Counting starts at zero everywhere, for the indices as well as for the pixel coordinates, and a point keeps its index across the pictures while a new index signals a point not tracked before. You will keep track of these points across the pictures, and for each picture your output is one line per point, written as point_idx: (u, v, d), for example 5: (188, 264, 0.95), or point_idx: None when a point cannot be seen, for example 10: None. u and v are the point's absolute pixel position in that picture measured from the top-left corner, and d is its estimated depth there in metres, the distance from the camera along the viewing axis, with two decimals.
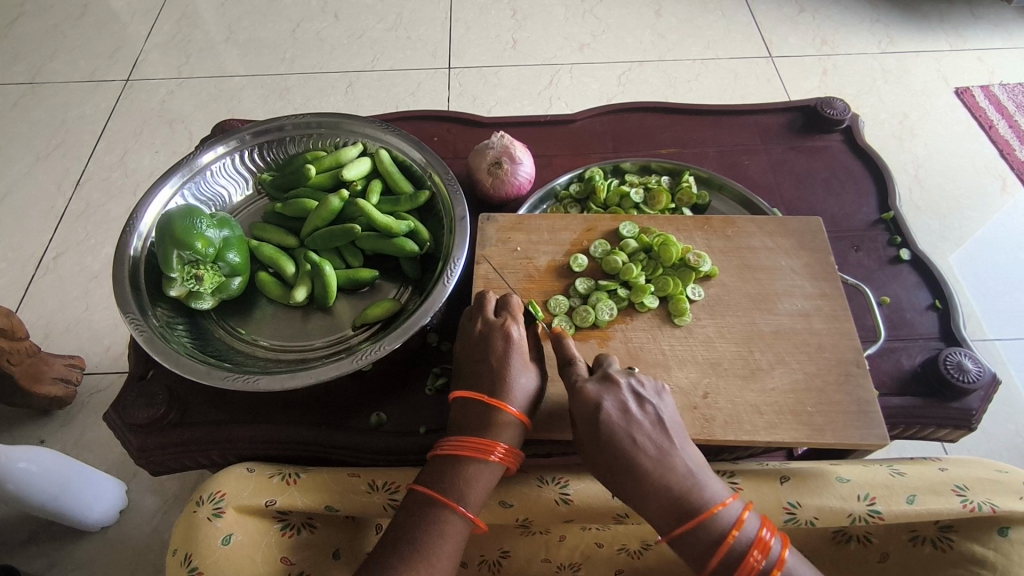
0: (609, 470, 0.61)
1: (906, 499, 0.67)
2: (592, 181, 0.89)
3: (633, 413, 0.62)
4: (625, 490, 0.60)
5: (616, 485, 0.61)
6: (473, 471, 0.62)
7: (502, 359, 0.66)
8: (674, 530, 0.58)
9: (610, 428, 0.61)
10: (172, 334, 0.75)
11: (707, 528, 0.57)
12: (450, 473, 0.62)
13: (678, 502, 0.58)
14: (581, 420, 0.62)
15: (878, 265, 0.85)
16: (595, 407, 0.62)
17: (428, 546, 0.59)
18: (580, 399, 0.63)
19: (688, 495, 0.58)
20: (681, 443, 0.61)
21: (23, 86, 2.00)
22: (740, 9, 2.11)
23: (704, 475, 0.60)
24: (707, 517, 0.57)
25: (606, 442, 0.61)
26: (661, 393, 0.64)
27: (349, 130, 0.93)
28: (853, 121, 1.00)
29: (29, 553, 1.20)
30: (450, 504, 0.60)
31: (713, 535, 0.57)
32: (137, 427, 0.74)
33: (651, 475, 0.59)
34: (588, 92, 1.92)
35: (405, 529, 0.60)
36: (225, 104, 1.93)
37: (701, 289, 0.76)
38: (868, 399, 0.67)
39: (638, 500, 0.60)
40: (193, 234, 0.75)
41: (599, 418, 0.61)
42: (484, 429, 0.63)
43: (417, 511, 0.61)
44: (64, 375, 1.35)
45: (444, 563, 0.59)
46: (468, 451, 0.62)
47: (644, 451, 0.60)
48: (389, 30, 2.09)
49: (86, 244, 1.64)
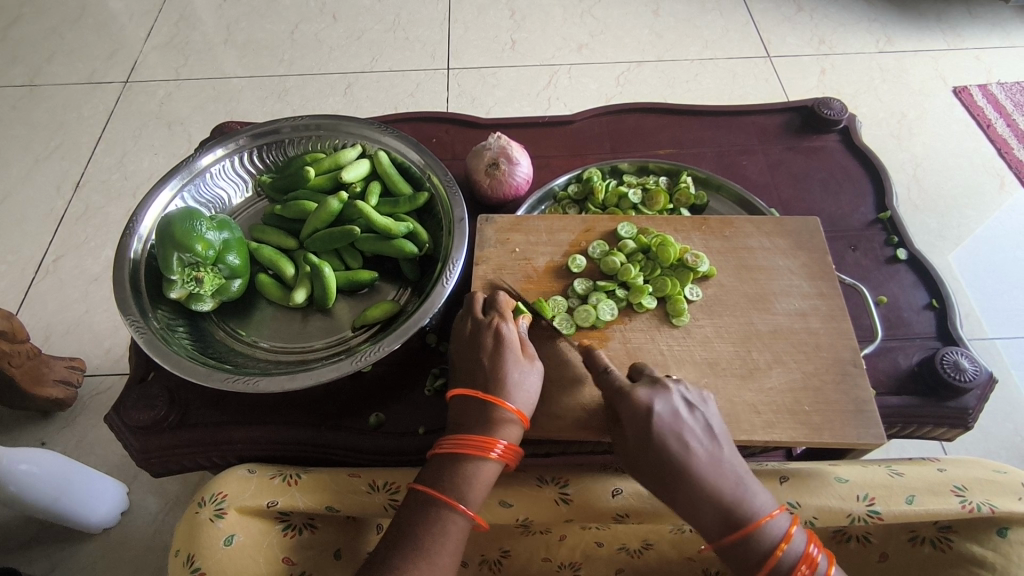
0: (663, 476, 0.60)
1: (906, 499, 0.67)
2: (590, 182, 0.89)
3: (686, 417, 0.62)
4: (678, 497, 0.60)
5: (667, 492, 0.60)
6: (473, 469, 0.62)
7: (494, 356, 0.66)
8: (727, 536, 0.58)
9: (663, 434, 0.60)
10: (172, 336, 0.76)
11: (757, 536, 0.57)
12: (449, 471, 0.62)
13: (732, 508, 0.58)
14: (633, 425, 0.62)
15: (875, 264, 0.86)
16: (647, 411, 0.61)
17: (429, 545, 0.59)
18: (632, 403, 0.62)
19: (741, 501, 0.59)
20: (730, 450, 0.62)
21: (23, 88, 2.00)
22: (738, 9, 2.12)
23: (751, 483, 0.60)
24: (760, 524, 0.58)
25: (660, 446, 0.60)
26: (706, 400, 0.64)
27: (348, 132, 0.93)
28: (850, 122, 1.01)
29: (30, 556, 1.20)
30: (450, 502, 0.60)
31: (763, 547, 0.58)
32: (139, 428, 0.75)
33: (706, 479, 0.59)
34: (587, 93, 1.93)
35: (406, 528, 0.60)
36: (224, 106, 1.93)
37: (699, 289, 0.76)
38: (865, 398, 0.68)
39: (690, 507, 0.59)
40: (193, 236, 0.76)
41: (653, 423, 0.61)
42: (482, 426, 0.63)
43: (418, 510, 0.61)
44: (65, 377, 1.36)
45: (446, 561, 0.59)
46: (468, 449, 0.62)
47: (699, 455, 0.60)
48: (388, 31, 2.10)
49: (86, 246, 1.65)
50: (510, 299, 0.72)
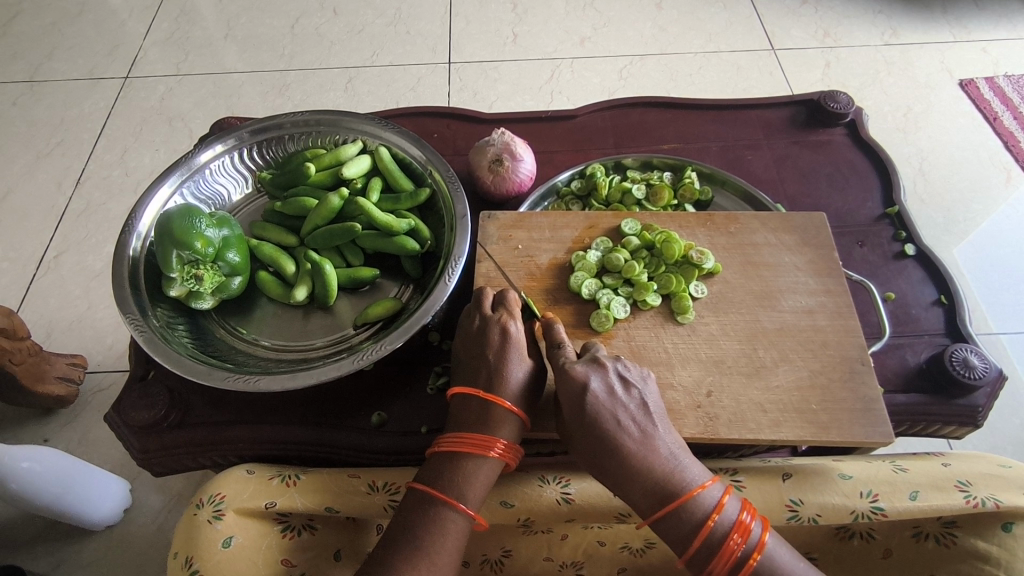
0: (595, 452, 0.61)
1: (910, 496, 0.66)
2: (594, 178, 0.88)
3: (620, 395, 0.62)
4: (612, 469, 0.60)
5: (599, 468, 0.61)
6: (472, 468, 0.61)
7: (502, 354, 0.66)
8: (657, 511, 0.58)
9: (596, 405, 0.61)
10: (172, 335, 0.75)
11: (687, 511, 0.57)
12: (448, 470, 0.62)
13: (660, 485, 0.58)
14: (568, 400, 0.63)
15: (883, 260, 0.85)
16: (581, 388, 0.62)
17: (430, 545, 0.58)
18: (567, 380, 0.63)
19: (668, 476, 0.59)
20: (665, 428, 0.62)
21: (23, 84, 1.99)
22: (742, 2, 2.10)
23: (683, 459, 0.60)
24: (687, 500, 0.57)
25: (589, 423, 0.61)
26: (645, 378, 0.65)
27: (349, 127, 0.92)
28: (858, 115, 0.99)
29: (33, 552, 1.20)
30: (451, 501, 0.60)
31: (697, 515, 0.57)
32: (138, 427, 0.74)
33: (634, 455, 0.59)
34: (590, 87, 1.91)
35: (406, 528, 0.60)
36: (224, 101, 1.92)
37: (704, 286, 0.75)
38: (873, 396, 0.67)
39: (620, 482, 0.60)
40: (192, 234, 0.75)
41: (586, 398, 0.62)
42: (482, 424, 0.63)
43: (418, 509, 0.60)
44: (67, 375, 1.36)
45: (447, 561, 0.59)
46: (468, 447, 0.62)
47: (629, 431, 0.61)
48: (389, 26, 2.08)
49: (88, 243, 1.64)
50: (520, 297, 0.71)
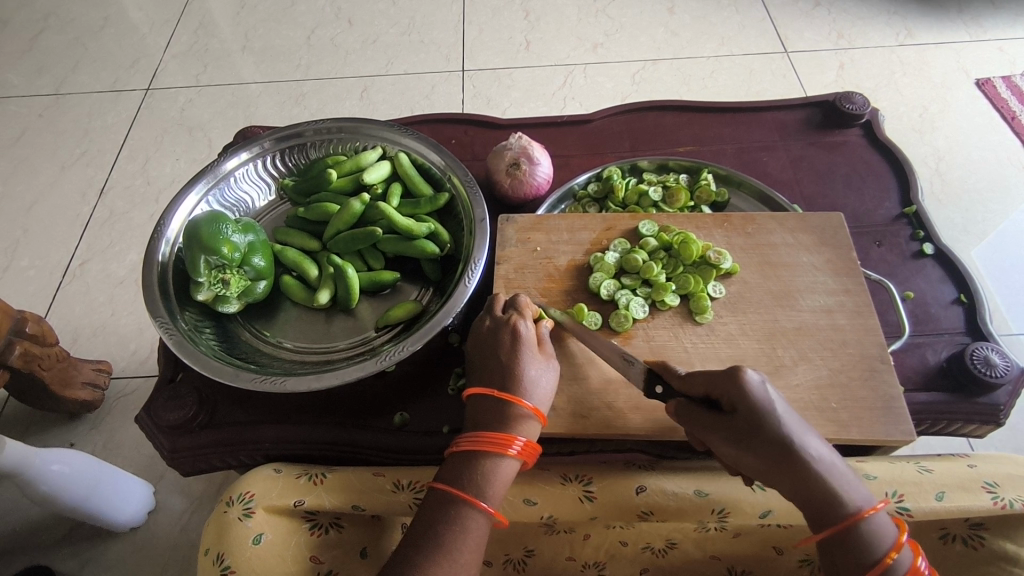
0: (780, 456, 0.56)
1: (936, 496, 0.66)
2: (610, 181, 0.89)
3: (786, 403, 0.59)
4: (797, 479, 0.56)
5: (787, 474, 0.56)
6: (490, 466, 0.62)
7: (513, 354, 0.67)
8: (840, 526, 0.54)
9: (777, 410, 0.57)
10: (200, 337, 0.77)
11: (873, 526, 0.54)
12: (467, 469, 0.62)
13: (840, 503, 0.55)
14: (746, 402, 0.57)
15: (900, 260, 0.84)
16: (759, 390, 0.58)
17: (451, 544, 0.59)
18: (743, 386, 0.58)
19: (844, 490, 0.56)
20: (822, 439, 0.59)
21: (48, 97, 2.04)
22: (754, 5, 2.10)
23: (848, 473, 0.57)
24: (872, 519, 0.54)
25: (769, 429, 0.56)
26: (784, 393, 0.63)
27: (369, 134, 0.94)
28: (873, 116, 0.99)
29: (62, 553, 1.23)
30: (471, 499, 0.61)
31: (879, 543, 0.54)
32: (168, 428, 0.76)
33: (813, 462, 0.56)
34: (603, 92, 1.93)
35: (426, 526, 0.61)
36: (243, 111, 1.96)
37: (722, 286, 0.76)
38: (893, 395, 0.67)
39: (802, 490, 0.56)
40: (219, 239, 0.77)
41: (771, 401, 0.57)
42: (500, 423, 0.64)
43: (439, 508, 0.61)
44: (93, 380, 1.39)
45: (468, 559, 0.59)
46: (486, 446, 0.62)
47: (811, 440, 0.57)
48: (403, 35, 2.11)
49: (112, 251, 1.68)
50: (530, 302, 0.72)
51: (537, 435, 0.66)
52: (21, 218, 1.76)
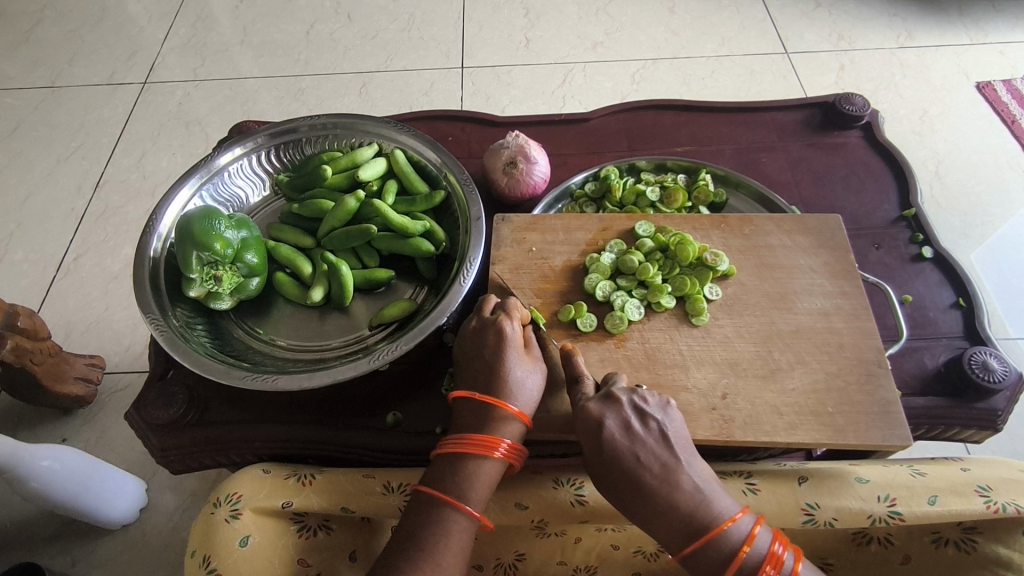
0: (617, 489, 0.61)
1: (928, 500, 0.65)
2: (608, 180, 0.89)
3: (636, 429, 0.62)
4: (638, 509, 0.60)
5: (625, 505, 0.61)
6: (473, 468, 0.62)
7: (499, 355, 0.66)
8: (685, 549, 0.58)
9: (616, 445, 0.61)
10: (191, 334, 0.76)
11: (716, 547, 0.57)
12: (451, 472, 0.62)
13: (686, 522, 0.59)
14: (585, 438, 0.63)
15: (899, 263, 0.84)
16: (598, 425, 0.62)
17: (434, 547, 0.59)
18: (585, 416, 0.63)
19: (692, 507, 0.59)
20: (687, 458, 0.61)
21: (44, 90, 2.03)
22: (756, 5, 2.10)
23: (709, 494, 0.60)
24: (715, 537, 0.57)
25: (606, 457, 0.61)
26: (666, 407, 0.64)
27: (365, 130, 0.93)
28: (874, 117, 0.98)
29: (52, 550, 1.23)
30: (454, 501, 0.60)
31: (726, 553, 0.57)
32: (157, 425, 0.75)
33: (654, 491, 0.60)
34: (602, 91, 1.92)
35: (409, 529, 0.60)
36: (240, 106, 1.95)
37: (719, 288, 0.75)
38: (890, 399, 0.66)
39: (643, 517, 0.60)
40: (212, 235, 0.76)
41: (603, 436, 0.62)
42: (485, 426, 0.63)
43: (423, 511, 0.61)
44: (85, 375, 1.39)
45: (452, 562, 0.59)
46: (470, 448, 0.62)
47: (653, 467, 0.60)
48: (402, 31, 2.10)
49: (106, 245, 1.67)
50: (518, 303, 0.71)
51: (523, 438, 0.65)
52: (15, 211, 1.75)
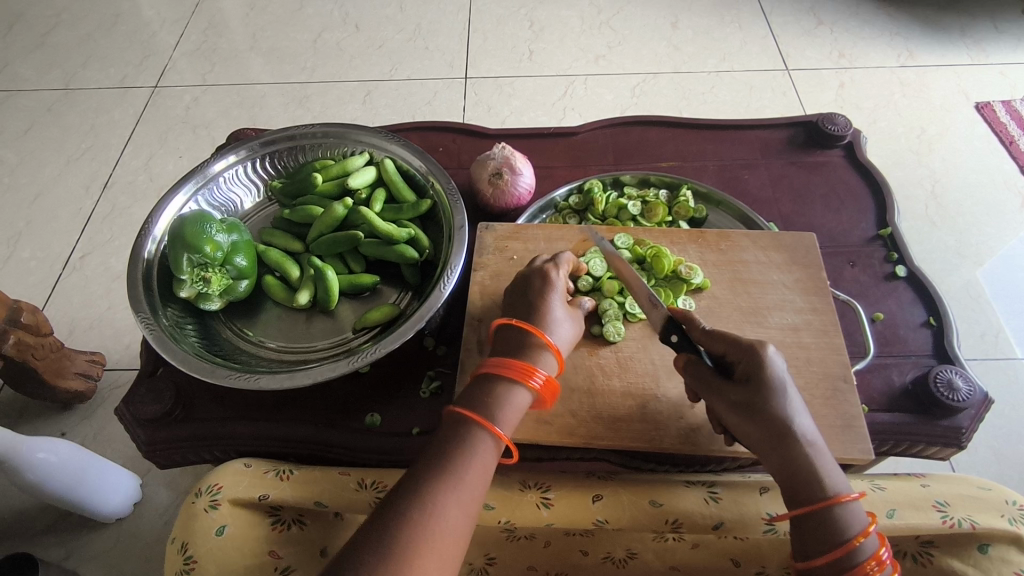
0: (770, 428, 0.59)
1: (888, 513, 0.67)
2: (591, 194, 0.91)
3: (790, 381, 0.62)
4: (787, 452, 0.59)
5: (777, 445, 0.59)
6: (508, 392, 0.61)
7: (551, 297, 0.70)
8: (810, 505, 0.57)
9: (783, 391, 0.60)
10: (181, 334, 0.79)
11: (840, 511, 0.57)
12: (485, 393, 0.62)
13: (802, 488, 0.58)
14: (754, 373, 0.61)
15: (873, 281, 0.85)
16: (769, 365, 0.61)
17: (460, 459, 0.56)
18: (762, 362, 0.61)
19: (819, 475, 0.58)
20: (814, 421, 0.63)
21: (58, 92, 2.08)
22: (758, 22, 2.12)
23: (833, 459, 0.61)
24: (845, 499, 0.57)
25: (768, 401, 0.60)
26: None
27: (356, 140, 0.95)
28: (856, 137, 0.99)
29: (47, 541, 1.26)
30: (484, 422, 0.59)
31: (845, 528, 0.56)
32: (145, 421, 0.77)
33: (807, 441, 0.59)
34: (603, 103, 1.95)
35: (441, 450, 0.58)
36: (247, 111, 1.99)
37: (693, 300, 0.77)
38: (854, 413, 0.68)
39: (788, 462, 0.59)
40: (203, 238, 0.79)
41: (776, 376, 0.60)
42: (526, 355, 0.64)
43: (455, 428, 0.59)
44: (85, 371, 1.42)
45: (474, 483, 0.56)
46: (509, 369, 0.62)
47: (805, 417, 0.60)
48: (409, 40, 2.14)
49: (112, 245, 1.71)
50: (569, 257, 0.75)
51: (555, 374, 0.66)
52: (25, 209, 1.79)
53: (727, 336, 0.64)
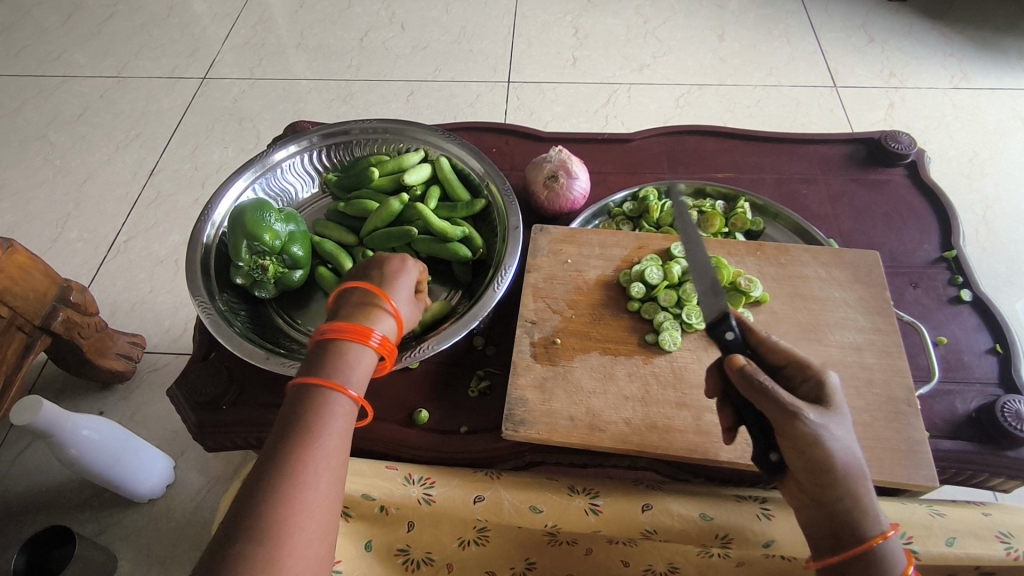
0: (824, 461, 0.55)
1: (946, 542, 0.66)
2: (647, 201, 0.90)
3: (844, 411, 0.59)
4: (838, 488, 0.56)
5: (829, 480, 0.56)
6: (351, 354, 0.59)
7: (393, 268, 0.69)
8: (857, 547, 0.55)
9: (844, 424, 0.57)
10: (235, 320, 0.80)
11: (885, 551, 0.55)
12: (327, 357, 0.59)
13: (841, 525, 0.56)
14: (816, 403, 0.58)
15: (936, 304, 0.83)
16: (831, 396, 0.58)
17: (316, 425, 0.54)
18: (823, 390, 0.58)
19: (857, 502, 0.56)
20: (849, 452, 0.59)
21: (110, 79, 2.13)
22: (807, 37, 2.10)
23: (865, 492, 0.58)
24: (889, 541, 0.56)
25: (827, 433, 0.55)
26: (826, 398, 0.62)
27: (412, 136, 0.95)
28: (920, 157, 0.97)
29: (81, 516, 1.28)
30: (331, 386, 0.57)
31: (891, 568, 0.55)
32: (197, 404, 0.78)
33: (858, 478, 0.56)
34: (646, 113, 1.94)
35: (288, 429, 0.54)
36: (293, 106, 2.02)
37: (751, 314, 0.76)
38: (918, 438, 0.66)
39: (840, 498, 0.56)
40: (262, 226, 0.80)
41: (839, 408, 0.57)
42: (364, 319, 0.62)
43: (303, 397, 0.56)
44: (126, 352, 1.45)
45: (336, 445, 0.55)
46: (350, 333, 0.60)
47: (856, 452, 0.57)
48: (453, 43, 2.16)
49: (156, 230, 1.75)
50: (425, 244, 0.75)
51: (393, 338, 0.65)
52: (74, 191, 1.84)
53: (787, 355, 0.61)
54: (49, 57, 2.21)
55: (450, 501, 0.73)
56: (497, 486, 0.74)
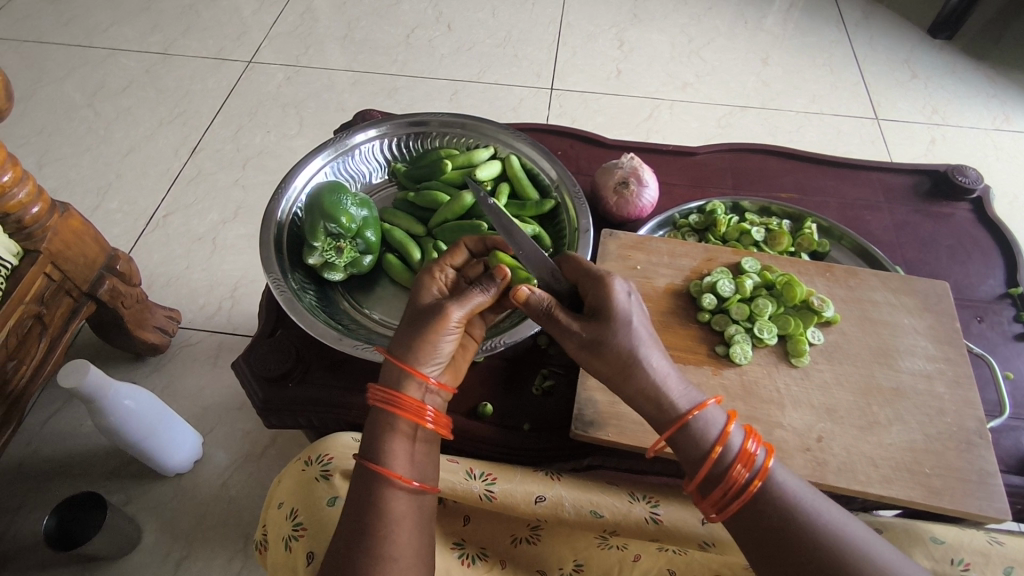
0: (613, 368, 0.61)
1: (1004, 570, 0.65)
2: (714, 215, 0.90)
3: (633, 311, 0.63)
4: (634, 385, 0.61)
5: (623, 381, 0.61)
6: (403, 429, 0.62)
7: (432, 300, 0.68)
8: (671, 432, 0.59)
9: (623, 325, 0.61)
10: (307, 299, 0.81)
11: (698, 432, 0.59)
12: (382, 440, 0.61)
13: (654, 418, 0.61)
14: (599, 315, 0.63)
15: (1001, 339, 0.83)
16: (613, 305, 0.63)
17: (386, 528, 0.58)
18: (607, 293, 0.63)
19: (671, 401, 0.60)
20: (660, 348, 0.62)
21: (157, 56, 2.16)
22: (850, 67, 2.11)
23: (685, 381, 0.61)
24: (697, 417, 0.59)
25: (615, 335, 0.61)
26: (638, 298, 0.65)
27: (484, 132, 0.96)
28: (985, 192, 0.98)
29: (109, 485, 1.28)
30: (394, 478, 0.60)
31: (703, 444, 0.59)
32: (264, 380, 0.79)
33: (650, 370, 0.60)
34: (687, 130, 1.95)
35: (361, 529, 0.58)
36: (337, 96, 2.04)
37: (822, 333, 0.76)
38: (988, 470, 0.66)
39: (642, 395, 0.61)
40: (340, 210, 0.81)
41: (620, 313, 0.62)
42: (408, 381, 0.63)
43: (369, 495, 0.59)
44: (162, 325, 1.45)
45: (406, 538, 0.59)
46: (397, 408, 0.62)
47: (652, 349, 0.61)
48: (498, 46, 2.17)
49: (196, 207, 1.76)
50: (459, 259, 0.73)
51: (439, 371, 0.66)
52: (116, 163, 1.85)
53: (583, 267, 0.67)
54: (96, 29, 2.24)
55: (515, 498, 0.72)
56: (559, 487, 0.74)
